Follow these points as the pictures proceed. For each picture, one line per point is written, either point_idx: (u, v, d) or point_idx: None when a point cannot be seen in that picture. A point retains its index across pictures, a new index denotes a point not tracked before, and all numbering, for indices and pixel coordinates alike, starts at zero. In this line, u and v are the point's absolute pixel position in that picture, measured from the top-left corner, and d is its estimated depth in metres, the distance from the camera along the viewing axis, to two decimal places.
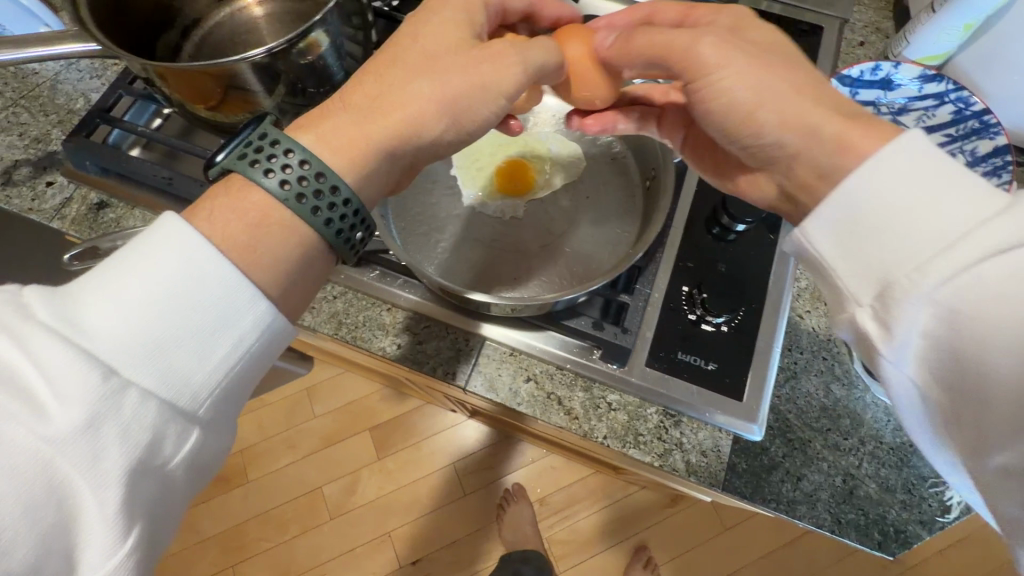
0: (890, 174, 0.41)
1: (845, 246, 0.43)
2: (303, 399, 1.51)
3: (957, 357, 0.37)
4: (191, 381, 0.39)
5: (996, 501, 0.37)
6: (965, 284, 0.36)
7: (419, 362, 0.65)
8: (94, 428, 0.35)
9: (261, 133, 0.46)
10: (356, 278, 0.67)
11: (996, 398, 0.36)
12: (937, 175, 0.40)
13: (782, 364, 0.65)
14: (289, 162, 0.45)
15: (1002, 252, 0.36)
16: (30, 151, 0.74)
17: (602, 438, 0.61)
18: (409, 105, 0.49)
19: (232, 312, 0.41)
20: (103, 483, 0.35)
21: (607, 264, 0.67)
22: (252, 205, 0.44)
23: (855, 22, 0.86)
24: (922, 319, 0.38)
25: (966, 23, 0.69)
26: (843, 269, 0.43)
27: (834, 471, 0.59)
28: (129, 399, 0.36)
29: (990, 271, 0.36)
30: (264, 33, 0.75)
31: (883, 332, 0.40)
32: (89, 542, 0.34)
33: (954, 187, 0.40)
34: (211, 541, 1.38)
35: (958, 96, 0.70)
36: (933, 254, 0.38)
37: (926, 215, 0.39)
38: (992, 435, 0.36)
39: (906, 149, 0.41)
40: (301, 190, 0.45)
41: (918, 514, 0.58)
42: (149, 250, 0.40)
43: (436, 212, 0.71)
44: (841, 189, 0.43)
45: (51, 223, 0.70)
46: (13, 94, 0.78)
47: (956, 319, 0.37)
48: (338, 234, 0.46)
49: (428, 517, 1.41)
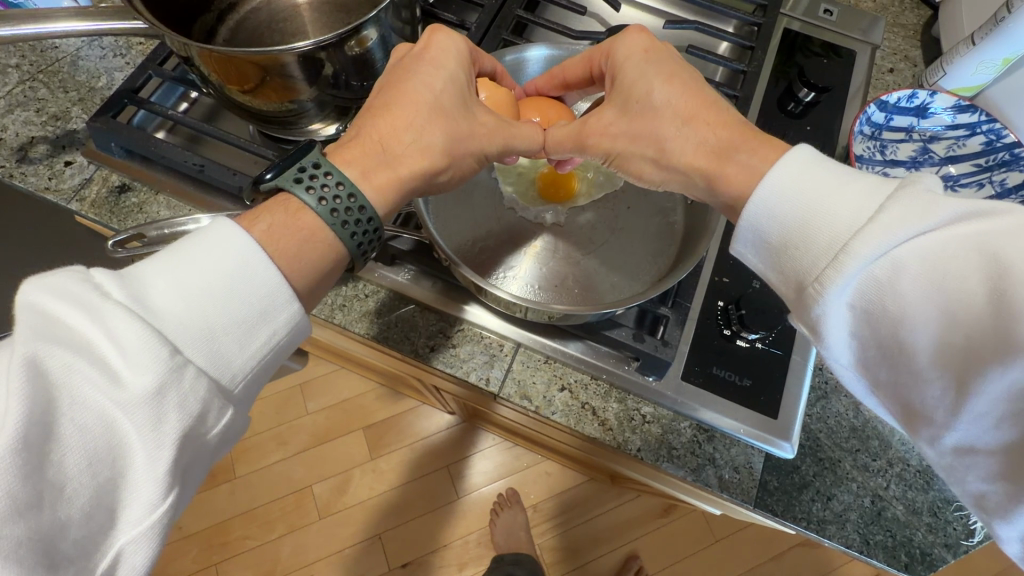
0: (781, 188, 0.43)
1: (770, 258, 0.44)
2: (296, 394, 1.47)
3: (883, 347, 0.38)
4: (231, 364, 0.37)
5: (961, 477, 0.37)
6: (868, 279, 0.37)
7: (450, 366, 0.64)
8: (160, 395, 0.33)
9: (314, 160, 0.45)
10: (388, 278, 0.66)
11: (929, 380, 0.36)
12: (821, 180, 0.42)
13: (813, 383, 0.65)
14: (337, 191, 0.44)
15: (892, 241, 0.36)
16: (48, 128, 0.71)
17: (636, 450, 0.61)
18: (422, 151, 0.50)
19: (272, 304, 0.39)
20: (158, 446, 0.32)
21: (643, 274, 0.67)
22: (305, 224, 0.43)
23: (884, 48, 0.88)
24: (845, 318, 0.39)
25: (1004, 57, 0.71)
26: (776, 279, 0.44)
27: (863, 492, 0.60)
28: (188, 373, 0.34)
29: (887, 263, 0.36)
30: (302, 20, 0.74)
31: (815, 335, 0.40)
32: (132, 501, 0.32)
33: (841, 187, 0.41)
34: (195, 537, 1.33)
35: (990, 128, 0.73)
36: (830, 257, 0.39)
37: (820, 219, 0.41)
38: (936, 415, 0.36)
39: (788, 164, 0.44)
40: (345, 218, 0.44)
41: (944, 537, 0.58)
42: (201, 243, 0.38)
43: (476, 215, 0.71)
44: (749, 209, 0.44)
45: (69, 204, 0.67)
46: (30, 67, 0.75)
47: (873, 312, 0.37)
48: (359, 247, 0.45)
49: (420, 520, 1.38)
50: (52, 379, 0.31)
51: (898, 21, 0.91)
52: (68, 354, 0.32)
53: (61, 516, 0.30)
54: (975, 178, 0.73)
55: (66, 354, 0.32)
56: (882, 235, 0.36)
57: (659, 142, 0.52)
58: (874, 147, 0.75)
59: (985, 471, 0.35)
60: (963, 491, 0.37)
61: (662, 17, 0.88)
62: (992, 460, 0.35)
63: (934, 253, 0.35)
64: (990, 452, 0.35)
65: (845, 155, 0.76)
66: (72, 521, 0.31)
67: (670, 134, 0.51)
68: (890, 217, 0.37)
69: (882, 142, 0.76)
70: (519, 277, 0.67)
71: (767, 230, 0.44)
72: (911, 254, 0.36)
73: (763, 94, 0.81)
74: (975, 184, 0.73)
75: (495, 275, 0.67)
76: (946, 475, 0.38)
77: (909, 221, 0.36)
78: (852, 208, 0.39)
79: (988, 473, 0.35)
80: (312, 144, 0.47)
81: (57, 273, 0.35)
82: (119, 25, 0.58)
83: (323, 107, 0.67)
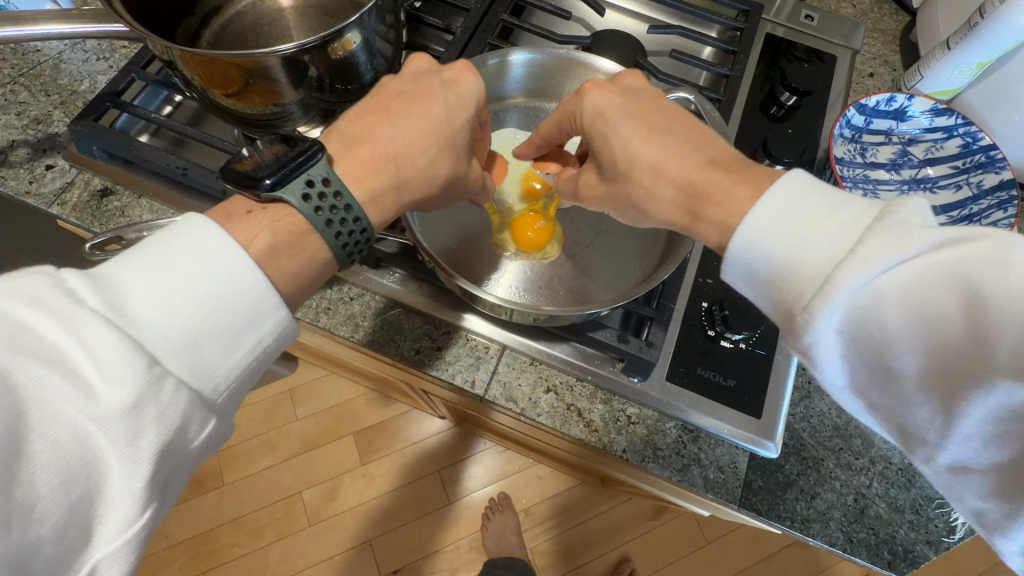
0: (766, 220, 0.41)
1: (758, 287, 0.42)
2: (285, 400, 1.46)
3: (873, 372, 0.38)
4: (215, 373, 0.38)
5: (959, 495, 0.38)
6: (855, 308, 0.36)
7: (436, 368, 0.64)
8: (139, 408, 0.33)
9: (324, 177, 0.44)
10: (373, 281, 0.66)
11: (917, 402, 0.37)
12: (806, 209, 0.40)
13: (797, 383, 0.66)
14: (347, 216, 0.44)
15: (875, 273, 0.35)
16: (29, 132, 0.70)
17: (621, 451, 0.61)
18: (429, 182, 0.51)
19: (258, 313, 0.40)
20: (136, 460, 0.33)
21: (628, 276, 0.68)
22: (306, 244, 0.44)
23: (864, 53, 0.90)
24: (835, 346, 0.38)
25: (979, 61, 0.73)
26: (767, 308, 0.43)
27: (846, 490, 0.60)
28: (167, 385, 0.34)
29: (873, 293, 0.35)
30: (286, 24, 0.74)
31: (806, 363, 0.40)
32: (109, 516, 0.32)
33: (824, 216, 0.39)
34: (180, 546, 1.31)
35: (967, 131, 0.74)
36: (815, 288, 0.38)
37: (807, 249, 0.39)
38: (926, 435, 0.37)
39: (769, 200, 0.42)
40: (349, 243, 0.45)
41: (925, 534, 0.59)
42: (181, 251, 0.38)
43: (460, 215, 0.71)
44: (734, 244, 0.42)
45: (49, 208, 0.66)
46: (11, 70, 0.75)
47: (862, 340, 0.37)
48: (344, 249, 0.45)
49: (411, 525, 1.38)
50: (22, 394, 0.30)
51: (877, 26, 0.92)
52: (40, 367, 0.31)
53: (30, 537, 0.30)
54: (953, 179, 0.75)
55: (38, 369, 0.31)
56: (866, 267, 0.35)
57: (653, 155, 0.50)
58: (855, 150, 0.76)
59: (980, 488, 0.36)
60: (963, 507, 0.38)
61: (646, 23, 0.90)
62: (989, 477, 0.36)
63: (916, 283, 0.35)
64: (983, 470, 0.36)
65: (826, 157, 0.77)
66: (43, 542, 0.30)
67: (643, 188, 0.51)
68: (873, 247, 0.36)
69: (862, 145, 0.77)
70: (505, 280, 0.67)
71: (753, 263, 0.42)
72: (893, 285, 0.35)
73: (746, 97, 0.82)
74: (953, 186, 0.75)
75: (479, 275, 0.67)
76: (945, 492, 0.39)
77: (891, 250, 0.35)
78: (835, 239, 0.38)
79: (984, 491, 0.36)
80: (318, 148, 0.45)
81: (25, 280, 0.34)
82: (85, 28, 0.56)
83: (307, 110, 0.67)
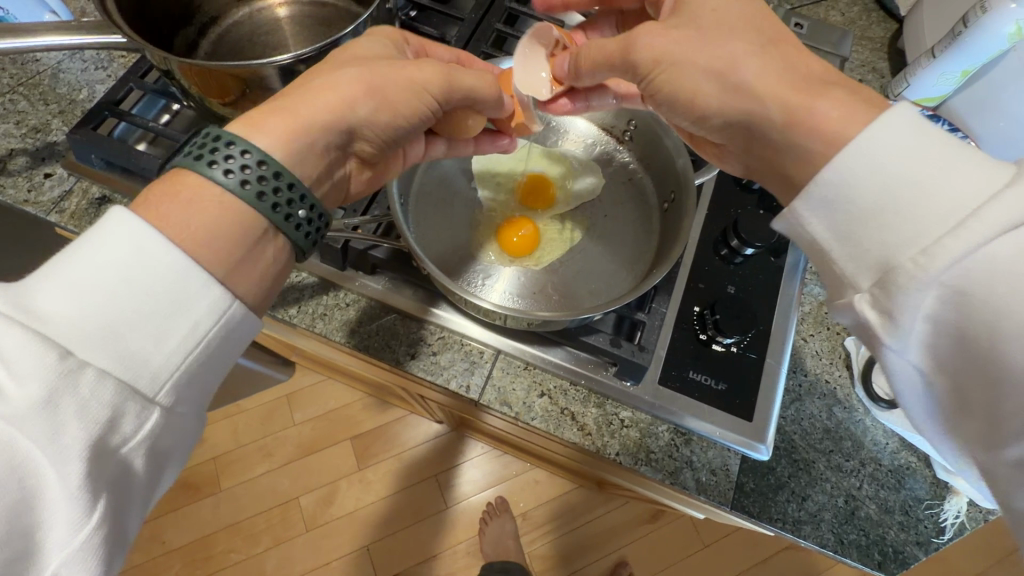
0: (881, 150, 0.37)
1: (843, 227, 0.39)
2: (282, 405, 1.47)
3: (967, 343, 0.34)
4: (149, 363, 0.35)
5: (1011, 494, 0.34)
6: (973, 263, 0.33)
7: (431, 373, 0.65)
8: (51, 403, 0.31)
9: (208, 133, 0.41)
10: (368, 287, 0.66)
11: (1020, 383, 0.32)
12: (931, 150, 0.37)
13: (788, 386, 0.67)
14: (244, 160, 0.40)
15: (1006, 228, 0.32)
16: (27, 141, 0.71)
17: (614, 454, 0.62)
18: (335, 101, 0.46)
19: (185, 292, 0.37)
20: (63, 459, 0.31)
21: (621, 281, 0.69)
22: (213, 205, 0.40)
23: (853, 60, 0.91)
24: (932, 303, 0.34)
25: (963, 69, 0.74)
26: (842, 255, 0.39)
27: (837, 492, 0.61)
28: (85, 377, 0.32)
29: (999, 249, 0.32)
30: (283, 34, 0.76)
31: (891, 321, 0.36)
32: (54, 519, 0.30)
33: (960, 157, 0.36)
34: (176, 553, 1.31)
35: (953, 137, 0.75)
36: (933, 235, 0.34)
37: (926, 191, 0.36)
38: (1016, 424, 0.33)
39: (894, 123, 0.38)
40: (261, 188, 0.41)
41: (915, 535, 0.59)
42: (93, 241, 0.36)
43: (456, 222, 0.73)
44: (828, 174, 0.39)
45: (47, 216, 0.67)
46: (10, 80, 0.76)
47: (969, 301, 0.33)
48: (274, 209, 0.42)
49: (408, 529, 1.38)
50: None
51: (865, 34, 0.94)
52: None
53: None
54: None
55: None
56: (1017, 213, 0.32)
57: None
58: None
59: None
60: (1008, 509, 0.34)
61: None
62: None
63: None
64: None
65: None
66: None
67: (748, 54, 0.44)
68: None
69: None
70: (500, 286, 0.68)
71: (850, 201, 0.38)
72: None
73: None
74: None
75: (474, 281, 0.68)
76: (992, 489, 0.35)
77: None
78: (963, 187, 0.35)
79: None
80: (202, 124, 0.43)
81: None
82: (78, 39, 0.57)
83: None
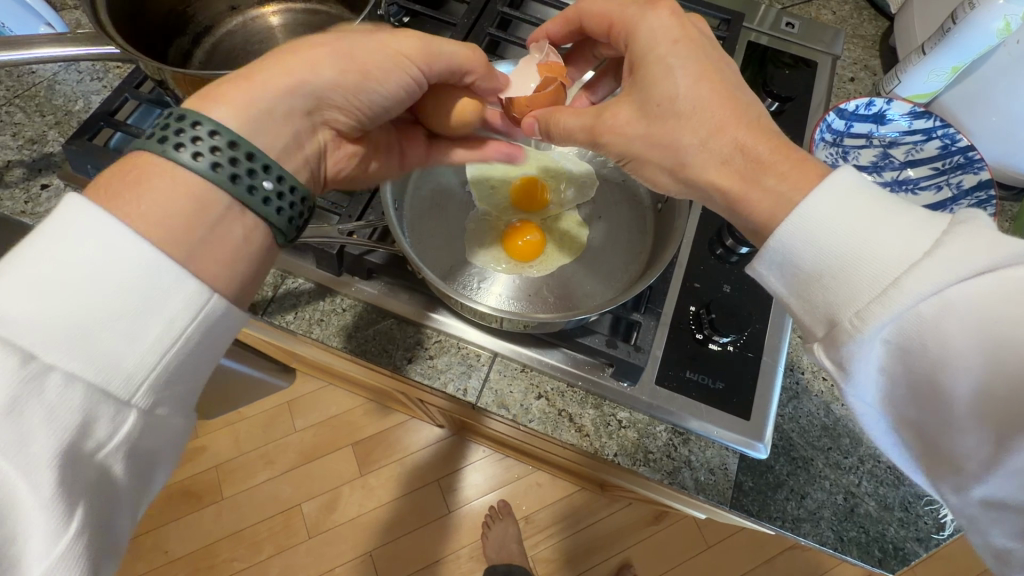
0: (820, 212, 0.39)
1: (795, 284, 0.41)
2: (283, 413, 1.46)
3: (917, 389, 0.36)
4: (122, 364, 0.35)
5: (985, 529, 0.36)
6: (911, 317, 0.35)
7: (429, 377, 0.65)
8: (16, 411, 0.30)
9: (167, 112, 0.40)
10: (365, 292, 0.67)
11: (963, 428, 0.35)
12: (867, 208, 0.39)
13: (785, 384, 0.67)
14: (199, 133, 0.39)
15: (939, 283, 0.34)
16: (24, 152, 0.72)
17: (613, 455, 0.62)
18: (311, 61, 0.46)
19: (157, 291, 0.36)
20: (31, 467, 0.30)
21: (617, 280, 0.70)
22: (179, 196, 0.39)
23: (845, 59, 0.91)
24: (878, 356, 0.37)
25: (953, 65, 0.75)
26: (798, 308, 0.41)
27: (836, 489, 0.61)
28: (52, 382, 0.32)
29: (935, 305, 0.34)
30: (278, 42, 0.76)
31: (841, 372, 0.38)
32: (29, 529, 0.30)
33: (894, 216, 0.38)
34: (178, 562, 1.31)
35: (945, 132, 0.76)
36: (874, 293, 0.36)
37: (870, 247, 0.37)
38: (967, 466, 0.35)
39: (834, 185, 0.40)
40: (219, 160, 0.40)
41: (915, 531, 0.59)
42: (54, 242, 0.35)
43: (453, 226, 0.73)
44: (777, 235, 0.41)
45: (44, 226, 0.67)
46: (8, 92, 0.76)
47: (911, 352, 0.35)
48: (225, 174, 0.40)
49: (411, 534, 1.38)
50: None
51: (857, 32, 0.94)
52: None
53: None
54: (933, 181, 0.76)
55: None
56: (939, 273, 0.34)
57: (652, 135, 0.49)
58: (837, 153, 0.78)
59: (1012, 526, 0.34)
60: (986, 541, 0.36)
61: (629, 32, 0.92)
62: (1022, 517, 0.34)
63: (992, 295, 0.33)
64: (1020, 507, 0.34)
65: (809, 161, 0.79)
66: None
67: None
68: (947, 254, 0.35)
69: (844, 148, 0.79)
70: (497, 290, 0.69)
71: (800, 259, 0.40)
72: (960, 295, 0.34)
73: None
74: (934, 187, 0.76)
75: (471, 285, 0.69)
76: (967, 524, 0.37)
77: (960, 263, 0.34)
78: (902, 243, 0.37)
79: (1015, 529, 0.34)
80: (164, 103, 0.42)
81: None
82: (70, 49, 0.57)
83: None
